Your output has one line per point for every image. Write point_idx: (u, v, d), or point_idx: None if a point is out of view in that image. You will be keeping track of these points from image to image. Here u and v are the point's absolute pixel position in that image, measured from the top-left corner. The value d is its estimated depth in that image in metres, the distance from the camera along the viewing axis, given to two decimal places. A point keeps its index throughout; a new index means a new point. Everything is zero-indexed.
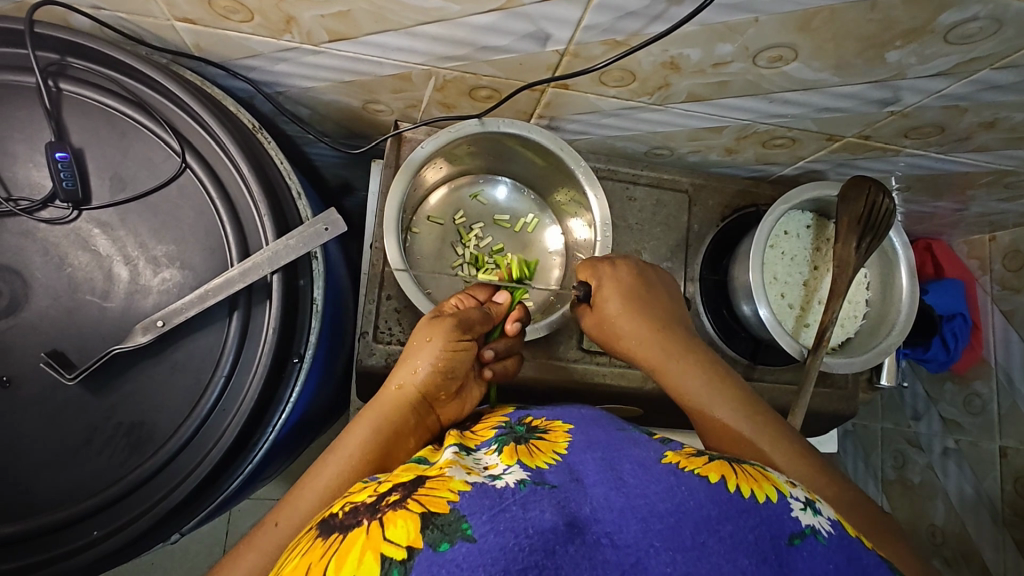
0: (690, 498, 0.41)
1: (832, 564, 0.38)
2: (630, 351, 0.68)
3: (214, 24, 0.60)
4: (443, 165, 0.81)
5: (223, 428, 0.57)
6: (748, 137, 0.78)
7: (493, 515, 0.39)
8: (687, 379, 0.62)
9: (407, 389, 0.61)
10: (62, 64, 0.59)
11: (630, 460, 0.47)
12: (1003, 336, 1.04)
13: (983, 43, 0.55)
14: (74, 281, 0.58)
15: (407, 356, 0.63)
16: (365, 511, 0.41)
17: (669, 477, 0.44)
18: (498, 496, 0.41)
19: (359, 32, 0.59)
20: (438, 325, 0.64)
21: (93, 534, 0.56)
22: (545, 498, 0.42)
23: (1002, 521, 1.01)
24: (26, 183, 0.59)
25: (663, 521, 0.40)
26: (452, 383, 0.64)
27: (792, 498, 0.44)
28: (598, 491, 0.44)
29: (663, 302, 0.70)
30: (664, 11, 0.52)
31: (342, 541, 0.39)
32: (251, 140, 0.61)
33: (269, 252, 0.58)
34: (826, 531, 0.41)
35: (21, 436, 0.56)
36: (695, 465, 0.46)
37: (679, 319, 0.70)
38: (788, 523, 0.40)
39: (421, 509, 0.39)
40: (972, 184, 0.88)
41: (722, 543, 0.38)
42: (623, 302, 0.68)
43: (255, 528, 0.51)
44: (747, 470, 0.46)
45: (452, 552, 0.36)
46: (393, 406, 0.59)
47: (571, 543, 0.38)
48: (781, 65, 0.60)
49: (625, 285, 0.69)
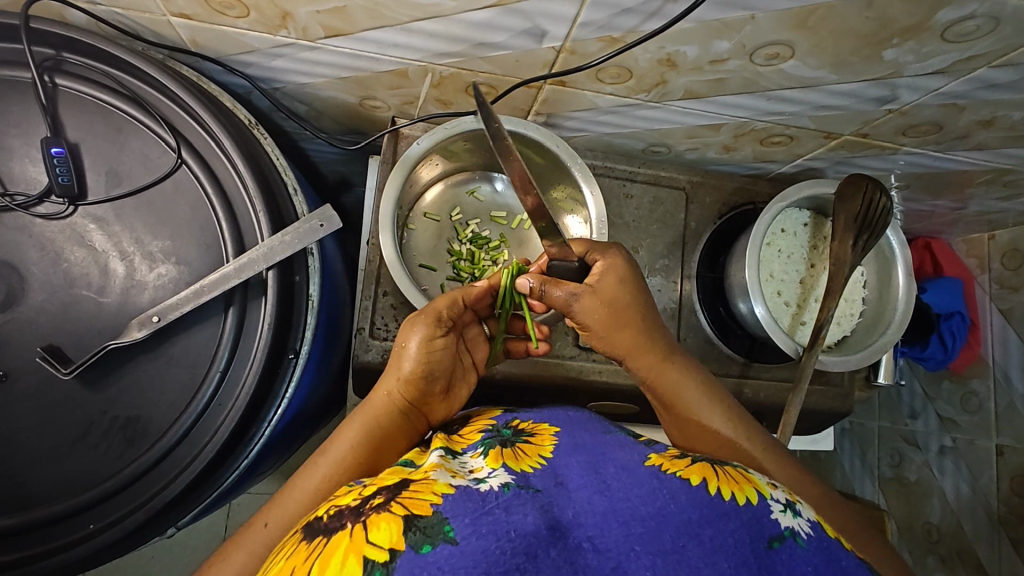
0: (672, 502, 0.42)
1: (810, 566, 0.39)
2: (614, 336, 0.64)
3: (210, 20, 0.60)
4: (439, 162, 0.81)
5: (219, 423, 0.58)
6: (745, 135, 0.78)
7: (475, 518, 0.39)
8: (661, 370, 0.65)
9: (394, 395, 0.60)
10: (58, 60, 0.59)
11: (614, 464, 0.48)
12: (1000, 333, 1.05)
13: (981, 41, 0.54)
14: (70, 276, 0.59)
15: (394, 360, 0.62)
16: (349, 514, 0.41)
17: (652, 480, 0.45)
18: (481, 499, 0.42)
19: (354, 28, 0.59)
20: (412, 326, 0.62)
21: (89, 528, 0.56)
22: (529, 502, 0.42)
23: (997, 519, 1.02)
24: (23, 179, 0.60)
25: (645, 525, 0.40)
26: (436, 384, 0.63)
27: (773, 500, 0.44)
28: (582, 496, 0.44)
29: (644, 291, 0.66)
30: (659, 8, 0.52)
31: (327, 544, 0.39)
32: (247, 136, 0.61)
33: (265, 248, 0.58)
34: (806, 534, 0.41)
35: (17, 431, 0.57)
36: (677, 468, 0.46)
37: (652, 309, 0.67)
38: (767, 525, 0.41)
39: (404, 512, 0.39)
40: (971, 182, 0.88)
41: (701, 547, 0.39)
42: (617, 284, 0.64)
43: (243, 526, 0.52)
44: (729, 472, 0.46)
45: (434, 553, 0.37)
46: (382, 411, 0.59)
47: (553, 547, 0.38)
48: (778, 63, 0.60)
49: (620, 272, 0.65)
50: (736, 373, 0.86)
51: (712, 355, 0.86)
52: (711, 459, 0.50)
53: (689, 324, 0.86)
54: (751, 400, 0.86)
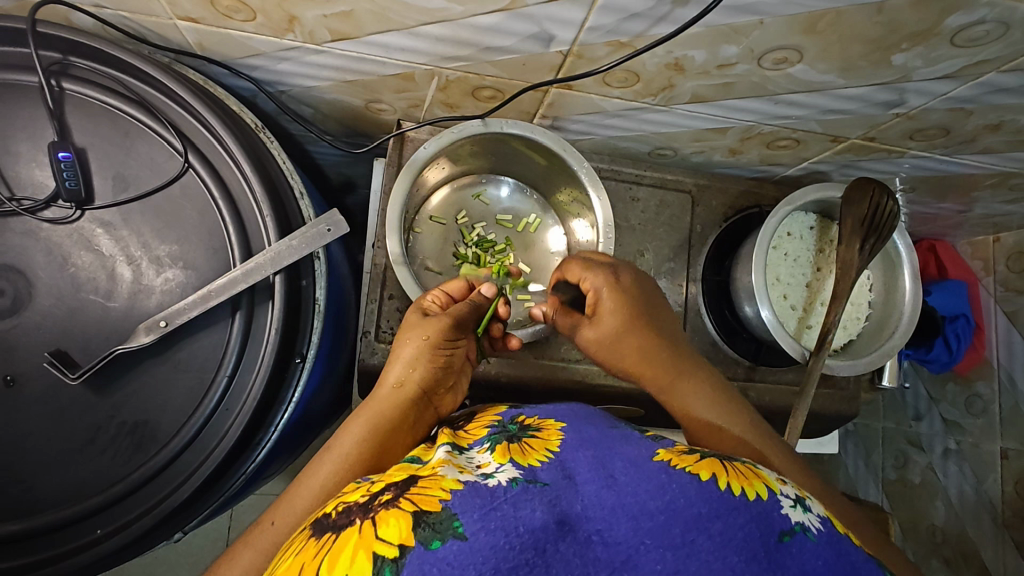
0: (681, 497, 0.42)
1: (821, 560, 0.39)
2: (626, 360, 0.67)
3: (216, 24, 0.59)
4: (445, 165, 0.80)
5: (227, 428, 0.57)
6: (752, 138, 0.78)
7: (484, 514, 0.39)
8: (677, 389, 0.64)
9: (406, 386, 0.62)
10: (65, 64, 0.59)
11: (622, 458, 0.47)
12: (1005, 336, 1.04)
13: (991, 46, 0.54)
14: (77, 280, 0.58)
15: (400, 353, 0.64)
16: (357, 510, 0.41)
17: (661, 475, 0.44)
18: (490, 494, 0.42)
19: (360, 32, 0.58)
20: (433, 323, 0.65)
21: (97, 533, 0.56)
22: (536, 497, 0.42)
23: (1002, 522, 1.02)
24: (30, 183, 0.59)
25: (654, 520, 0.40)
26: (448, 377, 0.65)
27: (782, 495, 0.44)
28: (589, 490, 0.44)
29: (653, 310, 0.69)
30: (669, 13, 0.52)
31: (335, 540, 0.39)
32: (253, 140, 0.61)
33: (272, 252, 0.58)
34: (816, 529, 0.41)
35: (25, 436, 0.57)
36: (686, 463, 0.46)
37: (665, 328, 0.68)
38: (777, 520, 0.41)
39: (413, 508, 0.39)
40: (977, 185, 0.87)
41: (712, 541, 0.39)
42: (616, 308, 0.67)
43: (252, 525, 0.52)
44: (738, 468, 0.46)
45: (444, 549, 0.37)
46: (392, 402, 0.60)
47: (562, 541, 0.38)
48: (786, 67, 0.60)
49: (622, 293, 0.67)
50: (741, 376, 0.87)
51: (717, 358, 0.86)
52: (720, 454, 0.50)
53: (695, 327, 0.86)
54: (757, 404, 0.86)
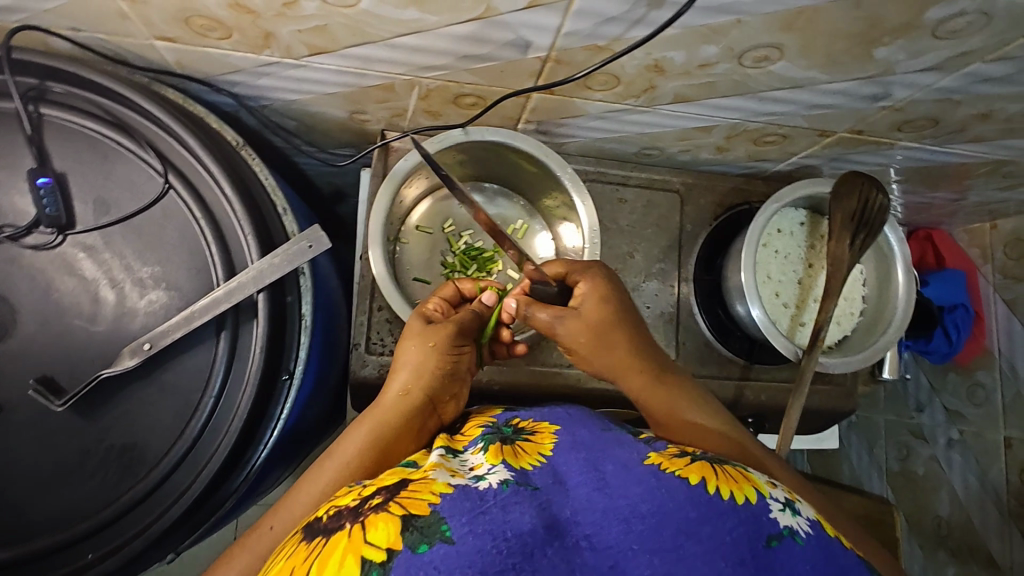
0: (669, 500, 0.41)
1: (808, 565, 0.38)
2: (611, 359, 0.65)
3: (193, 42, 0.59)
4: (429, 175, 0.80)
5: (216, 446, 0.57)
6: (738, 135, 0.77)
7: (472, 517, 0.39)
8: (666, 396, 0.63)
9: (412, 394, 0.61)
10: (41, 89, 0.59)
11: (613, 460, 0.47)
12: (1005, 324, 1.03)
13: (974, 37, 0.53)
14: (61, 305, 0.59)
15: (407, 360, 0.63)
16: (348, 514, 0.41)
17: (651, 478, 0.44)
18: (479, 498, 0.41)
19: (337, 45, 0.58)
20: (439, 330, 0.65)
21: (88, 557, 0.56)
22: (526, 500, 0.41)
23: (1008, 513, 1.01)
24: (11, 210, 0.60)
25: (644, 522, 0.40)
26: (454, 384, 0.65)
27: (771, 498, 0.43)
28: (580, 493, 0.44)
29: (634, 310, 0.68)
30: (644, 16, 0.51)
31: (325, 544, 0.39)
32: (233, 158, 0.61)
33: (254, 271, 0.57)
34: (805, 532, 0.41)
35: (16, 460, 0.57)
36: (676, 466, 0.45)
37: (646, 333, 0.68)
38: (766, 524, 0.40)
39: (402, 512, 0.39)
40: (970, 174, 0.86)
41: (700, 545, 0.38)
42: (606, 308, 0.66)
43: (247, 530, 0.52)
44: (727, 471, 0.45)
45: (430, 553, 0.36)
46: (395, 411, 0.59)
47: (549, 546, 0.38)
48: (767, 65, 0.59)
49: (608, 293, 0.67)
50: (736, 376, 0.86)
51: (712, 358, 0.86)
52: (711, 455, 0.49)
53: (688, 327, 0.86)
54: (752, 402, 0.86)
